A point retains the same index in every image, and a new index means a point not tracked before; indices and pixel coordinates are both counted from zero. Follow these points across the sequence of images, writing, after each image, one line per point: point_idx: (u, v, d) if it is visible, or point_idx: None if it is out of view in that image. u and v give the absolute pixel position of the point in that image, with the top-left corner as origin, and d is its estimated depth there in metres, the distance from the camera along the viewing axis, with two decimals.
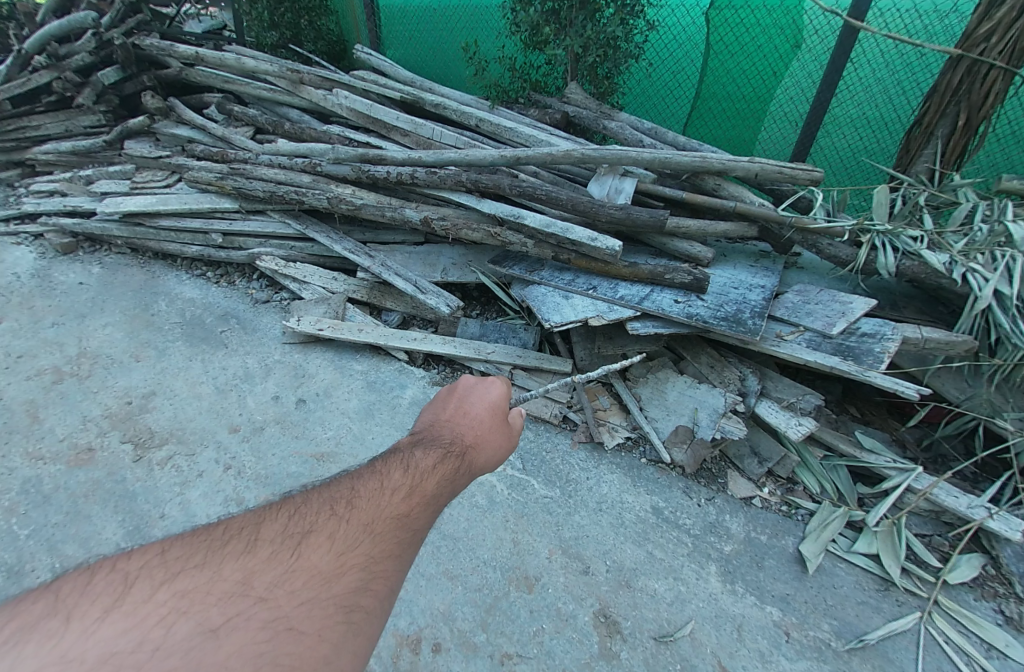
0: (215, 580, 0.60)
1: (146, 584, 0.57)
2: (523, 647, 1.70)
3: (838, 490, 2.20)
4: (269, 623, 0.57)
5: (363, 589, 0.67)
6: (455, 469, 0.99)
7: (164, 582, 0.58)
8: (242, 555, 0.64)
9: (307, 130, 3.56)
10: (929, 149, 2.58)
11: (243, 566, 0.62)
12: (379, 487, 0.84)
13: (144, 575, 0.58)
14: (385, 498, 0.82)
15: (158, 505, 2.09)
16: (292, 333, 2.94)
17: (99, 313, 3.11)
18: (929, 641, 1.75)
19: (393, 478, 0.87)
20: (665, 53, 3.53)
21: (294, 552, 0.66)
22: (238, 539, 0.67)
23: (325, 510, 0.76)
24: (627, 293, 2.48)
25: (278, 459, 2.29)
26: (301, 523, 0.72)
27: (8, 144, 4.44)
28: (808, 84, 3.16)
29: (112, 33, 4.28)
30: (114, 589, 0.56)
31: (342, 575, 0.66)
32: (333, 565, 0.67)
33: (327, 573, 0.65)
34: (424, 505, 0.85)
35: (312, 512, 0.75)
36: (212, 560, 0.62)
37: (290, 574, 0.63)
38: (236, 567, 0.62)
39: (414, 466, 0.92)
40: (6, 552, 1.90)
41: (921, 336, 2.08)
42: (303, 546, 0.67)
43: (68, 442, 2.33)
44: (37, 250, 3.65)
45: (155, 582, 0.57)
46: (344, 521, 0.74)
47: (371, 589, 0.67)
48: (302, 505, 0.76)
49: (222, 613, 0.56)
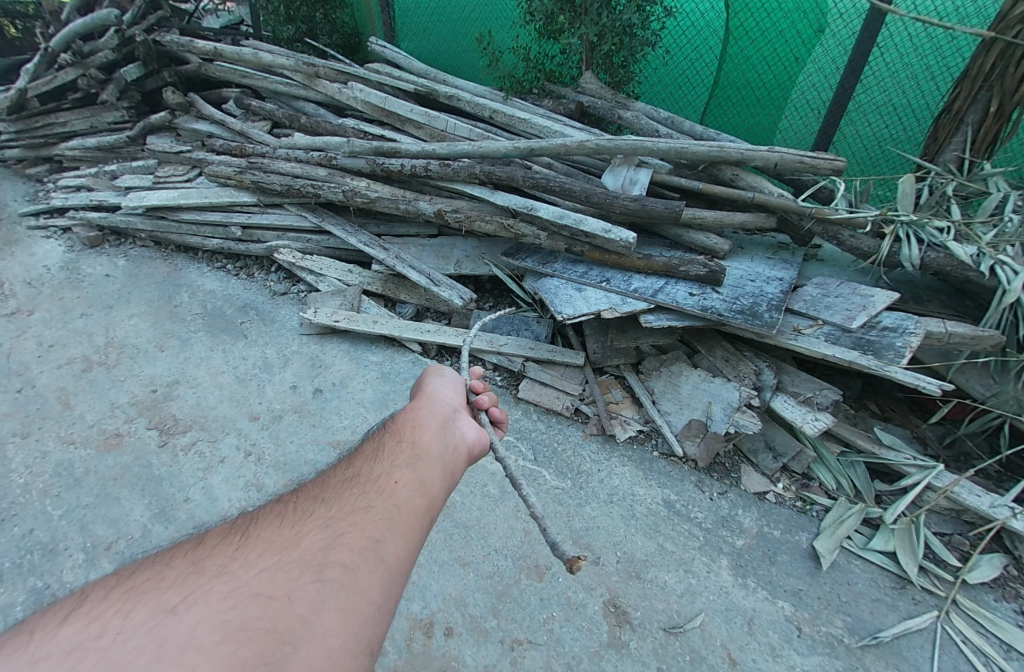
0: (168, 577, 0.69)
1: (101, 589, 0.67)
2: (533, 634, 1.72)
3: (855, 487, 2.17)
4: (230, 593, 0.66)
5: (332, 550, 0.74)
6: (396, 426, 1.09)
7: (116, 585, 0.68)
8: (190, 553, 0.75)
9: (323, 124, 3.59)
10: (958, 137, 2.48)
11: (193, 559, 0.74)
12: (329, 477, 0.95)
13: (99, 587, 0.67)
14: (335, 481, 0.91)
15: (183, 488, 2.17)
16: (309, 325, 3.01)
17: (125, 304, 3.21)
18: (945, 640, 1.73)
19: (344, 466, 0.98)
20: (683, 40, 3.45)
21: (245, 539, 0.78)
22: (192, 548, 0.77)
23: (276, 507, 0.87)
24: (641, 285, 2.45)
25: (296, 446, 2.35)
26: (248, 519, 0.84)
27: (37, 140, 4.59)
28: (833, 69, 3.05)
29: (134, 30, 4.36)
30: (69, 603, 0.65)
31: (299, 544, 0.76)
32: (289, 540, 0.77)
33: (284, 545, 0.76)
34: (373, 465, 0.95)
35: (261, 510, 0.87)
36: (164, 567, 0.72)
37: (243, 553, 0.74)
38: (186, 560, 0.73)
39: (362, 447, 1.03)
40: (41, 531, 2.00)
41: (945, 330, 2.03)
42: (251, 533, 0.79)
43: (98, 427, 2.42)
44: (66, 244, 3.78)
45: (108, 586, 0.68)
46: (294, 508, 0.86)
47: (340, 545, 0.75)
48: (257, 512, 0.86)
49: (177, 592, 0.66)
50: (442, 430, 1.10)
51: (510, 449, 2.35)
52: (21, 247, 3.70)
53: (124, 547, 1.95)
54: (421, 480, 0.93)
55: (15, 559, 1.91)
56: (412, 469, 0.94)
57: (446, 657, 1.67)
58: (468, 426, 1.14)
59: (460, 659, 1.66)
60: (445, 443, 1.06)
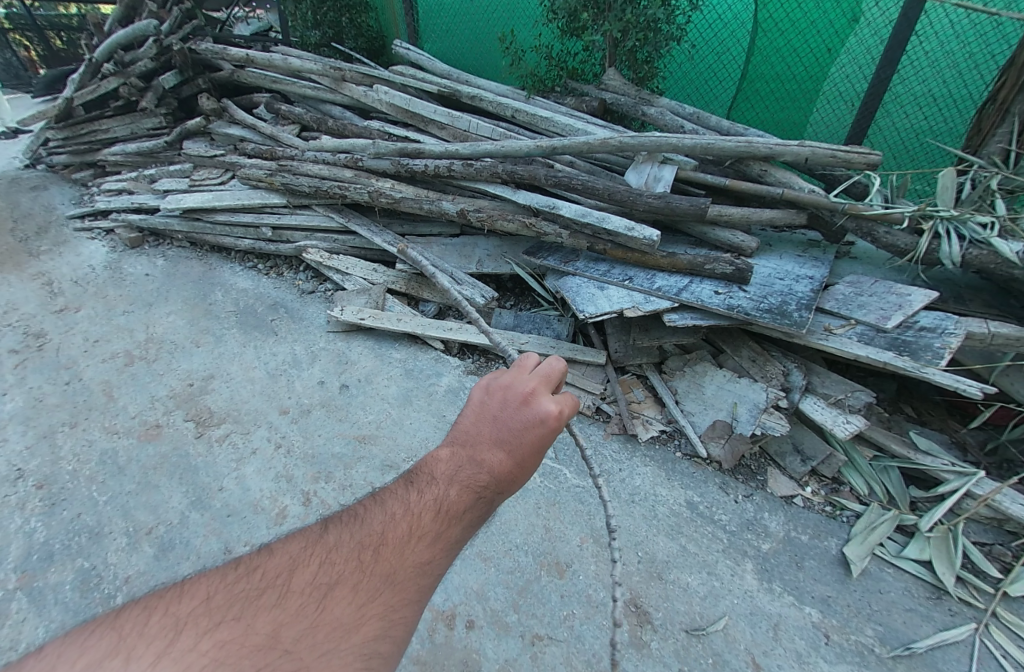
0: (249, 631, 0.65)
1: (192, 631, 0.63)
2: (554, 630, 1.73)
3: (888, 493, 2.10)
4: None
5: (382, 637, 0.69)
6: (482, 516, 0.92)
7: (206, 631, 0.63)
8: (274, 605, 0.68)
9: (349, 127, 3.68)
10: (1004, 128, 2.35)
11: (274, 618, 0.67)
12: (410, 528, 0.84)
13: (192, 623, 0.64)
14: (413, 543, 0.82)
15: (217, 478, 2.26)
16: (336, 322, 3.08)
17: (164, 302, 3.36)
18: (984, 653, 1.66)
19: (419, 522, 0.85)
20: (709, 34, 3.39)
21: (319, 605, 0.69)
22: (273, 588, 0.71)
23: (355, 556, 0.78)
24: (664, 284, 2.42)
25: (324, 439, 2.42)
26: (329, 567, 0.75)
27: (83, 146, 4.85)
28: (867, 60, 2.94)
29: (172, 39, 4.54)
30: (166, 633, 0.62)
31: (361, 627, 0.69)
32: (353, 616, 0.69)
33: (346, 625, 0.68)
34: (446, 552, 0.84)
35: (340, 557, 0.77)
36: (247, 612, 0.67)
37: (318, 621, 0.67)
38: (268, 617, 0.67)
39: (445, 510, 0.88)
40: (88, 515, 2.11)
41: (987, 331, 1.95)
42: (328, 597, 0.71)
43: (139, 418, 2.55)
44: (109, 245, 3.97)
45: (199, 630, 0.63)
46: (368, 573, 0.75)
47: (389, 634, 0.70)
48: (333, 548, 0.79)
49: (254, 662, 0.61)
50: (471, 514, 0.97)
51: None
52: (69, 248, 3.91)
53: (163, 532, 2.04)
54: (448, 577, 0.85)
55: (65, 541, 2.02)
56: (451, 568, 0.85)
57: (467, 650, 1.69)
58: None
59: (481, 653, 1.68)
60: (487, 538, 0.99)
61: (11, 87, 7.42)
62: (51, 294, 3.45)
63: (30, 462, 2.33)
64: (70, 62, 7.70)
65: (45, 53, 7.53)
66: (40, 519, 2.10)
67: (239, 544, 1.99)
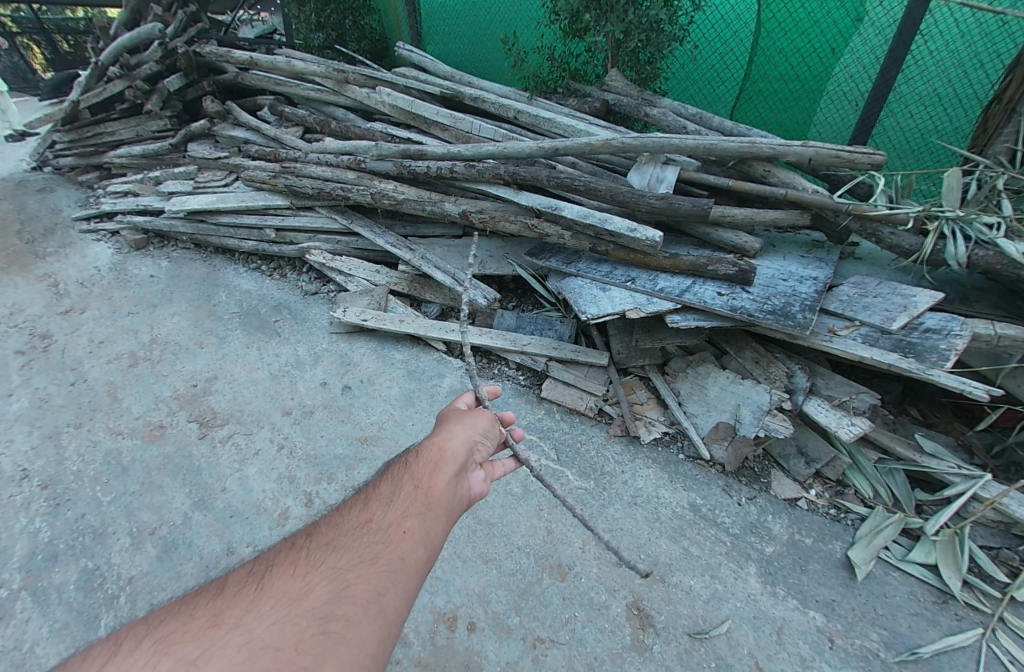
0: (189, 621, 0.75)
1: (132, 639, 0.72)
2: (555, 633, 1.73)
3: (893, 496, 2.08)
4: (243, 645, 0.71)
5: (339, 600, 0.78)
6: (405, 461, 1.10)
7: (146, 635, 0.73)
8: (211, 600, 0.79)
9: (352, 128, 3.70)
10: (1010, 127, 2.33)
11: (213, 607, 0.78)
12: (343, 517, 0.97)
13: (130, 633, 0.73)
14: (348, 520, 0.96)
15: (220, 478, 2.27)
16: (338, 323, 3.09)
17: (168, 304, 3.38)
18: (990, 659, 1.64)
19: (356, 505, 1.00)
20: (712, 34, 3.38)
21: (258, 589, 0.81)
22: (210, 589, 0.83)
23: (289, 551, 0.89)
24: (667, 285, 2.41)
25: (326, 440, 2.42)
26: (264, 563, 0.87)
27: (88, 149, 4.89)
28: (872, 60, 2.93)
29: (176, 42, 4.57)
30: (107, 649, 0.71)
31: (309, 594, 0.79)
32: (299, 589, 0.80)
33: (293, 597, 0.79)
34: (382, 507, 0.97)
35: (275, 551, 0.90)
36: (187, 610, 0.78)
37: (258, 602, 0.78)
38: (207, 611, 0.77)
39: (379, 484, 1.04)
40: (91, 515, 2.12)
41: (993, 332, 1.93)
42: (266, 581, 0.82)
43: (143, 419, 2.56)
44: (114, 247, 4.00)
45: (138, 636, 0.73)
46: (306, 551, 0.89)
47: (344, 598, 0.79)
48: (270, 549, 0.91)
49: (198, 645, 0.71)
50: (456, 476, 1.09)
51: (532, 448, 2.36)
52: (74, 250, 3.94)
53: (166, 533, 2.05)
54: (429, 530, 0.94)
55: (69, 541, 2.03)
56: (422, 519, 0.95)
57: (469, 653, 1.68)
58: (477, 476, 1.14)
59: (482, 655, 1.67)
60: (456, 492, 1.05)
61: (19, 89, 7.51)
62: (57, 295, 3.47)
63: (35, 462, 2.35)
64: (77, 64, 7.81)
65: (52, 56, 7.62)
66: (44, 520, 2.11)
67: (241, 545, 1.99)
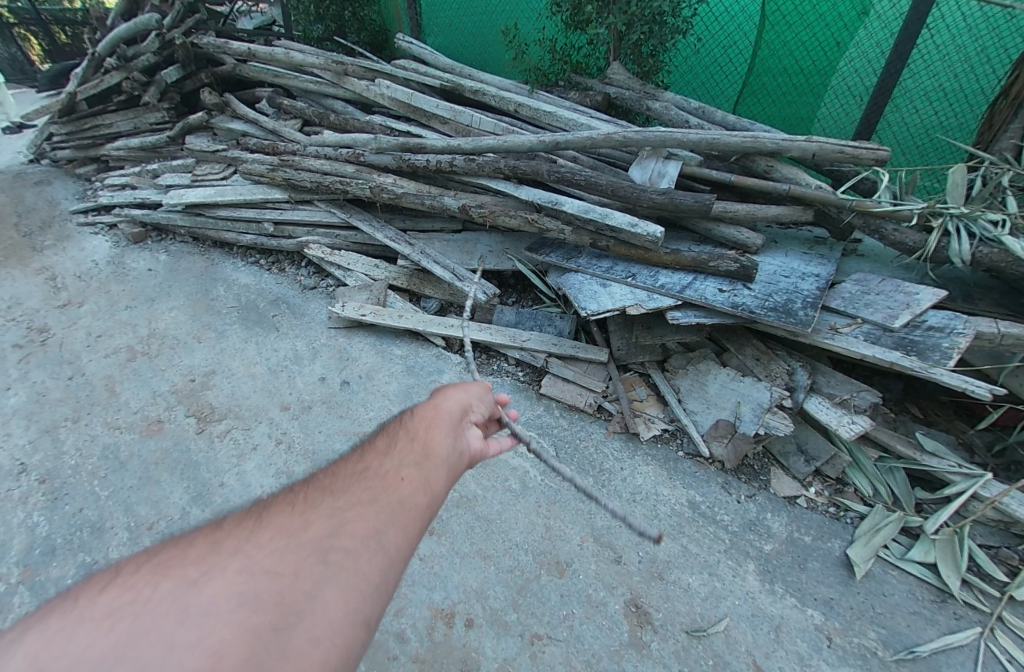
0: (188, 547, 0.74)
1: (132, 566, 0.71)
2: (553, 630, 1.72)
3: (893, 495, 2.07)
4: (243, 569, 0.69)
5: (337, 535, 0.77)
6: (402, 420, 1.08)
7: (145, 560, 0.72)
8: (210, 530, 0.78)
9: (351, 121, 3.67)
10: (1017, 122, 2.32)
11: (212, 537, 0.76)
12: (341, 466, 0.95)
13: (130, 561, 0.72)
14: (345, 468, 0.94)
15: (218, 473, 2.26)
16: (337, 318, 3.07)
17: (166, 298, 3.36)
18: (989, 658, 1.64)
19: (354, 455, 0.98)
20: (716, 27, 3.34)
21: (257, 522, 0.79)
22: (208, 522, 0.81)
23: (287, 494, 0.88)
24: (668, 281, 2.39)
25: (324, 435, 2.42)
26: (263, 502, 0.86)
27: (86, 141, 4.86)
28: (877, 54, 2.90)
29: (173, 33, 4.53)
30: (105, 573, 0.69)
31: (308, 527, 0.78)
32: (298, 523, 0.79)
33: (291, 529, 0.77)
34: (380, 458, 0.95)
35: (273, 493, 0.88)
36: (186, 539, 0.76)
37: (258, 533, 0.76)
38: (206, 540, 0.76)
39: (376, 438, 1.02)
40: (89, 509, 2.12)
41: (996, 331, 1.92)
42: (265, 516, 0.81)
43: (141, 414, 2.55)
44: (112, 240, 3.97)
45: (137, 563, 0.71)
46: (304, 494, 0.87)
47: (342, 534, 0.78)
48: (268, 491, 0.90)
49: (198, 567, 0.69)
50: (453, 431, 1.07)
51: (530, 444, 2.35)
52: (72, 243, 3.92)
53: (164, 528, 2.05)
54: (427, 478, 0.92)
55: (67, 535, 2.03)
56: (419, 468, 0.93)
57: (466, 649, 1.68)
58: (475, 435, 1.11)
59: (480, 652, 1.67)
60: (455, 446, 1.03)
61: (17, 81, 7.47)
62: (55, 289, 3.45)
63: (32, 457, 2.34)
64: (76, 56, 7.75)
65: (50, 48, 7.56)
66: (42, 514, 2.11)
67: None
